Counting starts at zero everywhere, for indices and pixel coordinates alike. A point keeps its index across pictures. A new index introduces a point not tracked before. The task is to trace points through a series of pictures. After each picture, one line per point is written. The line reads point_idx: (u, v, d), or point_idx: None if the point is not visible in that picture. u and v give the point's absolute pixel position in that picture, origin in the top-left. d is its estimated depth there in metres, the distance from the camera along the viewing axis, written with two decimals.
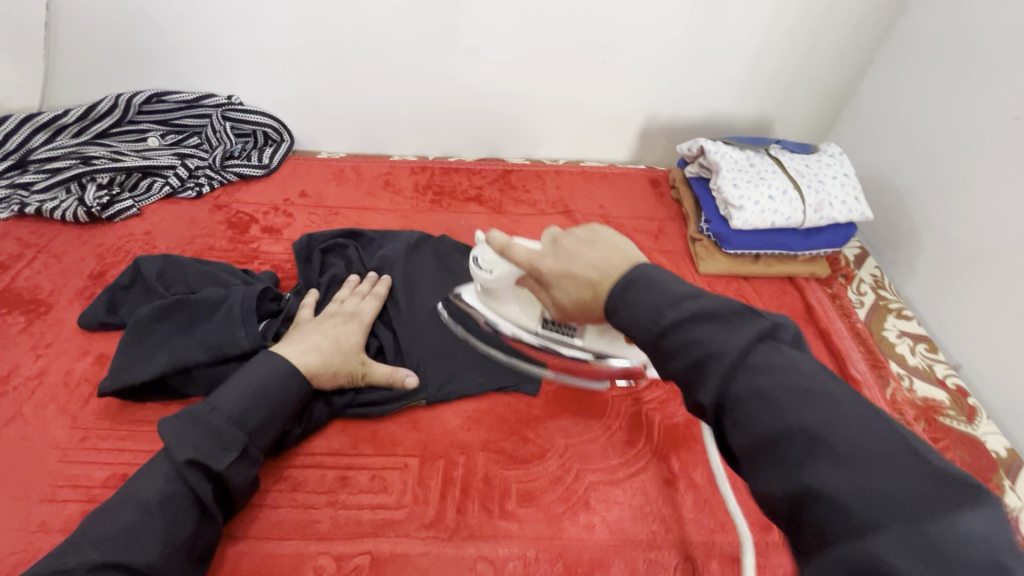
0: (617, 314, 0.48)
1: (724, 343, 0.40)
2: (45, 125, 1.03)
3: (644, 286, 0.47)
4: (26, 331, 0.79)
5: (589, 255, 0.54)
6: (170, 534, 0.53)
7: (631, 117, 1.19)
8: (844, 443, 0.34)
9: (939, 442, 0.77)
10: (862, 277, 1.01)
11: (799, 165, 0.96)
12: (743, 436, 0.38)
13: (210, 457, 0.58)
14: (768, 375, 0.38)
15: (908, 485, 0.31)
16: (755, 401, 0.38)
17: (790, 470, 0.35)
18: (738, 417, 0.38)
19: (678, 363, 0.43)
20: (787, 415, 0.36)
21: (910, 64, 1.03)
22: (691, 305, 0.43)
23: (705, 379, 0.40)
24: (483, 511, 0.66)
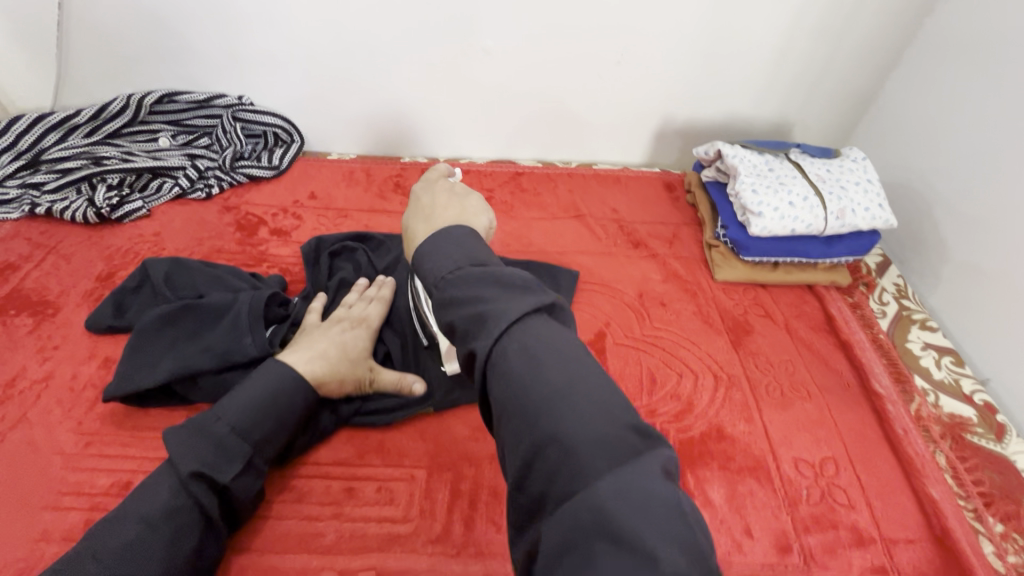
0: (423, 260, 0.47)
1: (501, 309, 0.39)
2: (58, 124, 1.03)
3: (458, 237, 0.47)
4: (34, 333, 0.79)
5: (440, 199, 0.60)
6: (175, 549, 0.52)
7: (646, 119, 1.16)
8: (589, 416, 0.34)
9: (967, 462, 0.74)
10: (885, 286, 0.98)
11: (820, 170, 0.93)
12: (502, 400, 0.36)
13: (216, 470, 0.56)
14: (532, 337, 0.38)
15: (610, 410, 0.35)
16: (522, 357, 0.37)
17: (531, 426, 0.35)
18: (504, 376, 0.37)
19: (457, 316, 0.41)
20: (552, 393, 0.35)
21: (936, 66, 1.00)
22: (479, 269, 0.43)
23: (479, 332, 0.39)
24: (492, 527, 0.64)
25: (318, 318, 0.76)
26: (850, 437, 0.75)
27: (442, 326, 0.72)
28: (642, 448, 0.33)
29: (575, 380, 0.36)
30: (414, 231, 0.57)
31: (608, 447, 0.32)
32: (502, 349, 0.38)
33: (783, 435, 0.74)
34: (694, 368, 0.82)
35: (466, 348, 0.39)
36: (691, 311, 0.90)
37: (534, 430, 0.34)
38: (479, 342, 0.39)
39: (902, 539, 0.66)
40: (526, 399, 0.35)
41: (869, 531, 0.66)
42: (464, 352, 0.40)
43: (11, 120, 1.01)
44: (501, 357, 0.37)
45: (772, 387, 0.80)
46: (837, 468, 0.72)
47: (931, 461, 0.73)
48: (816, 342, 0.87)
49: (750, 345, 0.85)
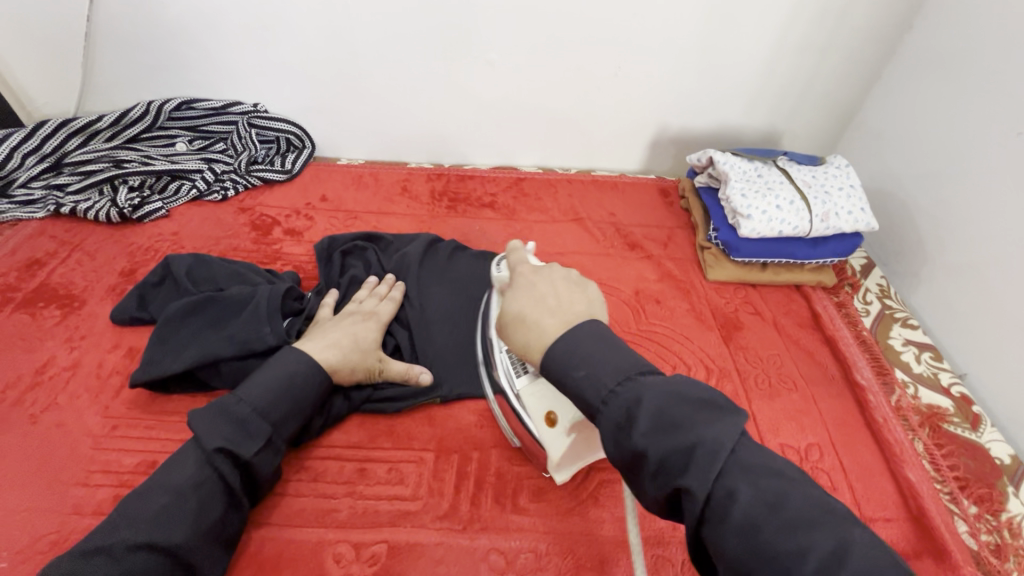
0: (569, 372, 0.50)
1: (711, 440, 0.42)
2: (80, 129, 1.08)
3: (605, 346, 0.50)
4: (61, 325, 0.83)
5: (562, 287, 0.58)
6: (199, 519, 0.56)
7: (642, 129, 1.22)
8: (844, 544, 0.37)
9: (943, 449, 0.78)
10: (868, 287, 1.03)
11: (806, 177, 0.98)
12: (734, 549, 0.39)
13: (238, 447, 0.60)
14: (750, 466, 0.41)
15: (793, 492, 0.41)
16: (760, 506, 0.39)
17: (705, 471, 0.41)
18: (727, 521, 0.40)
19: (653, 448, 0.43)
20: (773, 516, 0.39)
21: (914, 80, 1.06)
22: (646, 396, 0.46)
23: (687, 468, 0.42)
24: (496, 505, 0.68)
25: (331, 312, 0.81)
26: (834, 425, 0.80)
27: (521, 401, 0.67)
28: (864, 557, 0.36)
29: (822, 523, 0.38)
30: (543, 326, 0.54)
31: (859, 555, 0.36)
32: (726, 487, 0.41)
33: (771, 423, 0.79)
34: (687, 361, 0.86)
35: (671, 485, 0.42)
36: (684, 308, 0.95)
37: (791, 573, 0.36)
38: (692, 477, 0.41)
39: (881, 518, 0.70)
40: (757, 535, 0.38)
41: (851, 512, 0.70)
42: (665, 488, 0.43)
43: (36, 125, 1.05)
44: (726, 499, 0.40)
45: (761, 379, 0.84)
46: (822, 453, 0.76)
47: (909, 447, 0.78)
48: (803, 338, 0.92)
49: (740, 340, 0.90)
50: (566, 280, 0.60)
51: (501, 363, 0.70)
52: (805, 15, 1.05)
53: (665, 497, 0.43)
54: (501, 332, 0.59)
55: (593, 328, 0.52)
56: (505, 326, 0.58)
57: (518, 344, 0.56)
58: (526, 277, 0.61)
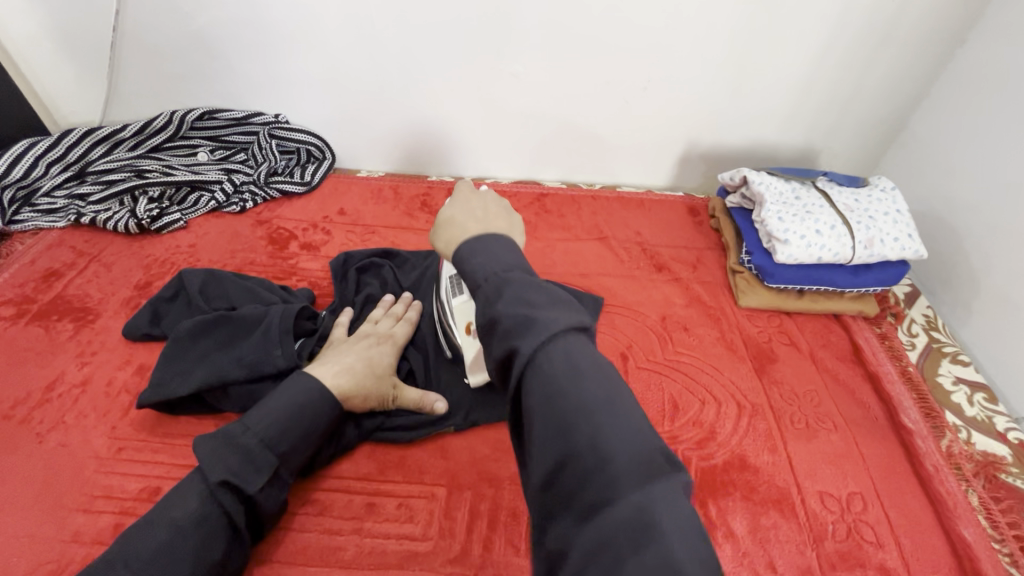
0: (467, 259, 0.47)
1: (547, 319, 0.40)
2: (104, 138, 1.08)
3: (508, 247, 0.48)
4: (74, 339, 0.82)
5: (492, 206, 0.57)
6: (201, 559, 0.53)
7: (671, 144, 1.17)
8: (636, 446, 0.35)
9: (1001, 503, 0.72)
10: (913, 317, 0.96)
11: (848, 200, 0.92)
12: (541, 420, 0.37)
13: (244, 480, 0.57)
14: (576, 354, 0.39)
15: (615, 437, 0.36)
16: (547, 402, 0.37)
17: (572, 445, 0.36)
18: (595, 470, 0.35)
19: (505, 314, 0.41)
20: (596, 403, 0.37)
21: (966, 97, 0.99)
22: (510, 281, 0.43)
23: (527, 333, 0.39)
24: (510, 550, 0.64)
25: (345, 333, 0.78)
26: (879, 471, 0.73)
27: (452, 312, 0.73)
28: (701, 544, 0.32)
29: (601, 439, 0.35)
30: (465, 228, 0.53)
31: (649, 465, 0.35)
32: (530, 359, 0.39)
33: (808, 466, 0.73)
34: (717, 394, 0.81)
35: (507, 346, 0.40)
36: (714, 336, 0.89)
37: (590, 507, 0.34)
38: (526, 340, 0.39)
39: None
40: (557, 399, 0.37)
41: (898, 571, 0.64)
42: (504, 350, 0.40)
43: (62, 134, 1.05)
44: (547, 359, 0.38)
45: (797, 418, 0.79)
46: (865, 503, 0.70)
47: (962, 500, 0.71)
48: (842, 373, 0.85)
49: (774, 373, 0.84)
50: (498, 204, 0.59)
51: (444, 283, 0.76)
52: (849, 27, 0.99)
53: (501, 363, 0.41)
54: (430, 236, 0.57)
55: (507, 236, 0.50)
56: (434, 227, 0.56)
57: (442, 244, 0.55)
58: (462, 191, 0.59)
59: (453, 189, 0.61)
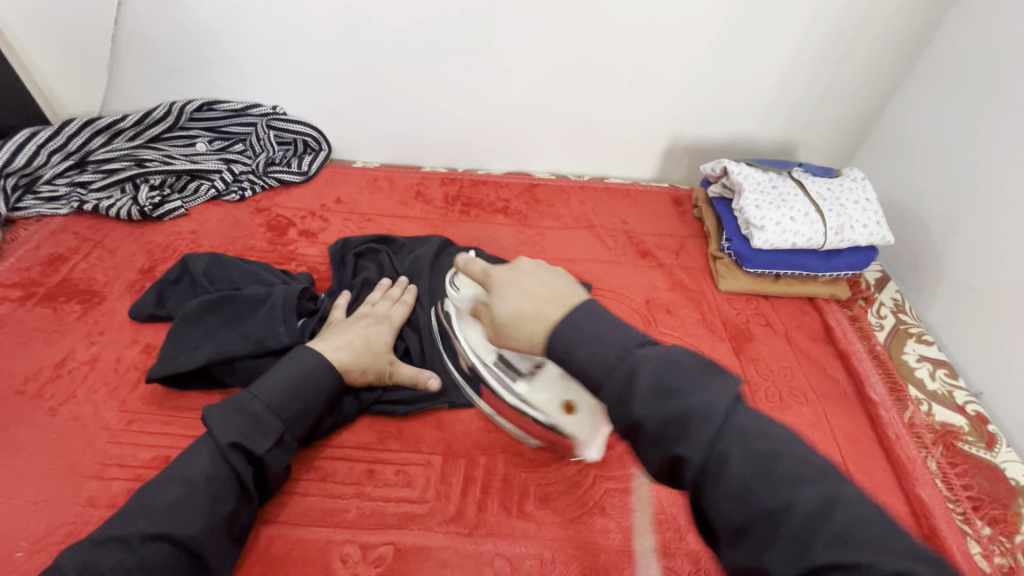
0: (571, 351, 0.51)
1: (707, 405, 0.43)
2: (105, 127, 1.10)
3: (596, 317, 0.52)
4: (81, 319, 0.85)
5: (545, 279, 0.61)
6: (213, 511, 0.57)
7: (656, 137, 1.22)
8: (838, 506, 0.38)
9: (958, 468, 0.77)
10: (882, 301, 1.02)
11: (821, 189, 0.97)
12: (726, 510, 0.40)
13: (252, 442, 0.61)
14: (747, 436, 0.42)
15: (783, 451, 0.42)
16: (759, 477, 0.40)
17: (700, 442, 0.42)
18: (724, 476, 0.41)
19: (647, 417, 0.44)
20: (777, 480, 0.40)
21: (932, 95, 1.05)
22: (638, 379, 0.46)
23: (686, 437, 0.43)
24: (502, 511, 0.68)
25: (344, 314, 0.82)
26: (846, 439, 0.79)
27: (527, 403, 0.72)
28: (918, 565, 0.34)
29: (826, 495, 0.39)
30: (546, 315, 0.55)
31: (888, 549, 0.35)
32: (719, 453, 0.42)
33: None
34: None
35: (670, 452, 0.43)
36: (696, 318, 0.94)
37: (801, 553, 0.36)
38: (691, 446, 0.42)
39: None
40: (753, 493, 0.40)
41: None
42: (665, 454, 0.44)
43: (63, 123, 1.08)
44: (724, 461, 0.41)
45: (771, 392, 0.84)
46: None
47: (922, 465, 0.77)
48: (814, 350, 0.91)
49: (751, 351, 0.90)
50: (550, 273, 0.62)
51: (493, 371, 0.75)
52: (823, 26, 1.04)
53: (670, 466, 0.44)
54: (499, 333, 0.61)
55: (589, 303, 0.54)
56: (505, 326, 0.59)
57: (524, 338, 0.57)
58: (504, 277, 0.64)
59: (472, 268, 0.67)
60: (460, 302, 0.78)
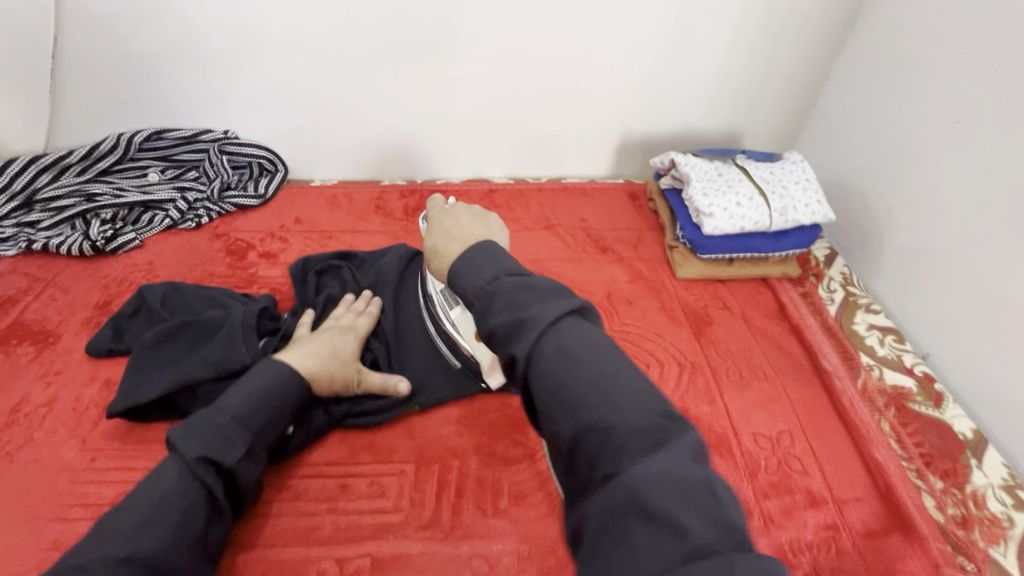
0: (458, 277, 0.52)
1: (538, 316, 0.45)
2: (49, 165, 1.08)
3: (485, 252, 0.52)
4: (36, 361, 0.83)
5: (465, 220, 0.65)
6: (186, 527, 0.56)
7: (608, 135, 1.25)
8: (631, 417, 0.41)
9: (909, 427, 0.81)
10: (832, 276, 1.06)
11: (764, 173, 1.01)
12: (545, 395, 0.44)
13: (222, 455, 0.60)
14: (585, 345, 0.45)
15: (612, 370, 0.44)
16: (561, 364, 0.44)
17: (528, 343, 0.45)
18: (543, 372, 0.44)
19: (498, 323, 0.47)
20: (599, 400, 0.42)
21: (862, 76, 1.10)
22: (500, 300, 0.48)
23: (517, 338, 0.46)
24: (477, 511, 0.69)
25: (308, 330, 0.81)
26: (804, 409, 0.82)
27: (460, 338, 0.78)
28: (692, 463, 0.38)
29: (620, 402, 0.42)
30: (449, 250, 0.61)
31: (659, 446, 0.39)
32: (523, 353, 0.45)
33: (743, 413, 0.81)
34: (660, 357, 0.89)
35: (506, 352, 0.46)
36: (656, 306, 0.97)
37: (598, 461, 0.40)
38: (523, 346, 0.45)
39: (851, 498, 0.72)
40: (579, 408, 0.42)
41: (822, 494, 0.72)
42: (504, 357, 0.47)
43: (5, 163, 1.05)
44: (540, 357, 0.45)
45: (732, 371, 0.87)
46: (792, 439, 0.78)
47: (876, 427, 0.80)
48: (770, 328, 0.94)
49: (711, 334, 0.93)
50: (473, 215, 0.67)
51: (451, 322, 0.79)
52: (754, 19, 1.09)
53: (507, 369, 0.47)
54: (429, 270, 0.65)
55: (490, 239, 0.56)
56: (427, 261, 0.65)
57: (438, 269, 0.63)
58: (437, 217, 0.67)
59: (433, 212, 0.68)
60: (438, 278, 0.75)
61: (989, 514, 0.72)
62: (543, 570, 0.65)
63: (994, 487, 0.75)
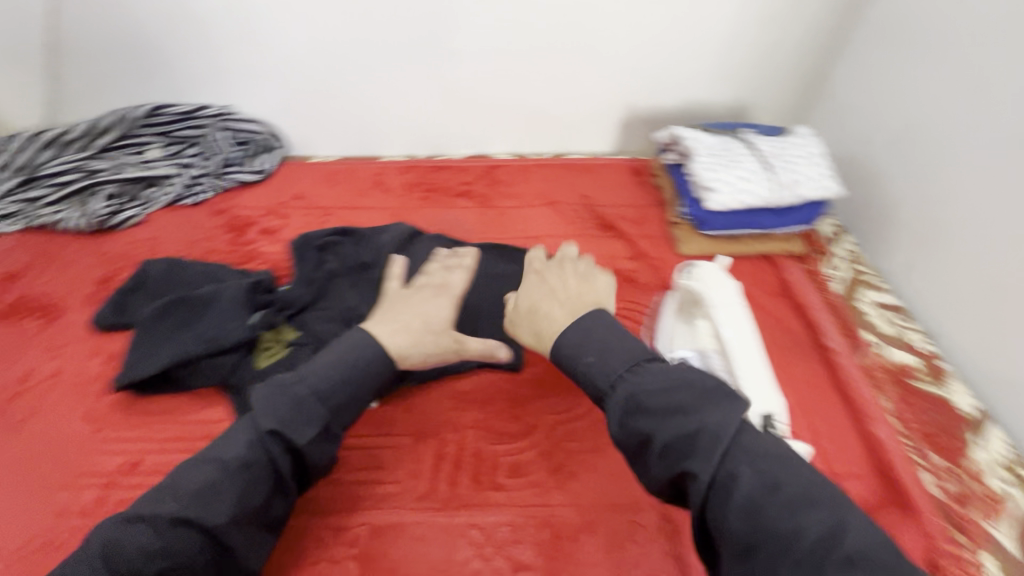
0: (579, 357, 0.60)
1: (715, 425, 0.49)
2: (52, 141, 1.08)
3: (613, 331, 0.61)
4: (41, 334, 0.85)
5: (573, 283, 0.71)
6: (244, 499, 0.56)
7: (613, 110, 1.23)
8: (848, 530, 0.45)
9: (910, 404, 0.81)
10: (838, 254, 1.05)
11: (771, 148, 1.00)
12: (741, 531, 0.46)
13: (294, 430, 0.59)
14: (754, 454, 0.48)
15: (807, 483, 0.48)
16: (770, 491, 0.47)
17: (710, 457, 0.48)
18: (727, 499, 0.47)
19: (661, 432, 0.50)
20: (806, 514, 0.46)
21: (876, 47, 1.07)
22: (648, 403, 0.52)
23: (695, 453, 0.48)
24: (475, 484, 0.70)
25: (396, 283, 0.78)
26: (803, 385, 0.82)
27: None
28: None
29: (829, 518, 0.46)
30: (554, 314, 0.66)
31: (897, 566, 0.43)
32: (729, 472, 0.48)
33: None
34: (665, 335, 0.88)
35: (682, 467, 0.49)
36: (657, 284, 0.97)
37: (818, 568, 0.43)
38: (696, 464, 0.48)
39: (850, 474, 0.72)
40: (727, 520, 0.46)
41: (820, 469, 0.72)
42: (675, 469, 0.49)
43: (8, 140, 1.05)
44: (729, 479, 0.47)
45: None
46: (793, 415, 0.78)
47: (875, 404, 0.79)
48: (773, 305, 0.93)
49: None
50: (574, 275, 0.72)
51: None
52: None
53: (673, 479, 0.50)
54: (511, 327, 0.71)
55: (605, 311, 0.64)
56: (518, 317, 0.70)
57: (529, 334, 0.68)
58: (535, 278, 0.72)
59: (534, 265, 0.75)
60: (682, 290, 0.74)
61: (986, 490, 0.72)
62: (538, 541, 0.65)
63: (992, 463, 0.75)
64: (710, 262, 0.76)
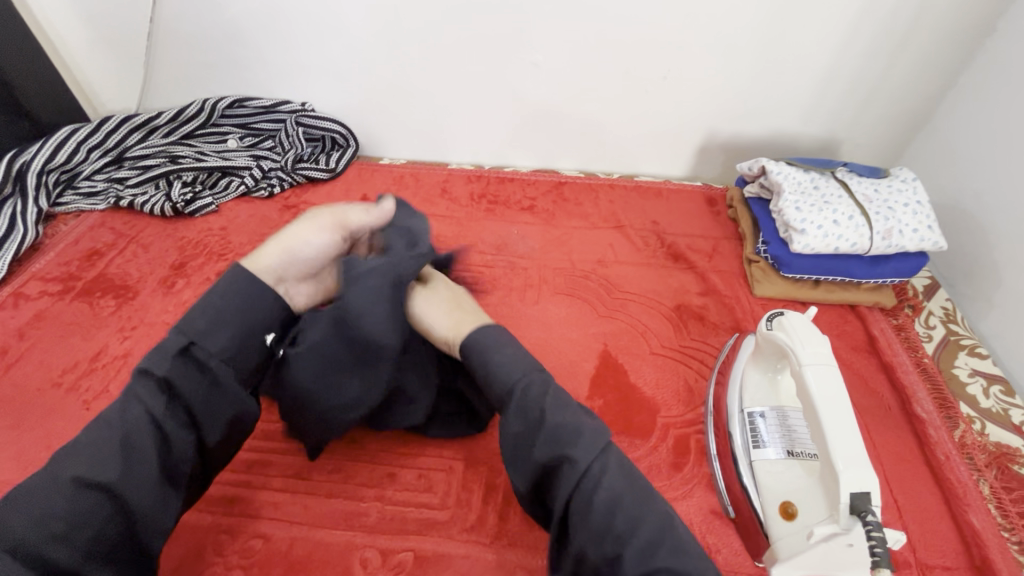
0: (489, 359, 0.56)
1: (589, 437, 0.50)
2: (140, 125, 1.12)
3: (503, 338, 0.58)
4: (117, 314, 0.88)
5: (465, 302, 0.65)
6: (128, 453, 0.49)
7: (691, 133, 1.17)
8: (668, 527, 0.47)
9: (1013, 493, 0.72)
10: (932, 309, 0.96)
11: (868, 190, 0.93)
12: (592, 518, 0.47)
13: (158, 368, 0.51)
14: (613, 463, 0.50)
15: (634, 488, 0.49)
16: (610, 491, 0.48)
17: (586, 455, 0.49)
18: (591, 497, 0.48)
19: (551, 423, 0.51)
20: (624, 507, 0.48)
21: (994, 87, 0.97)
22: (547, 404, 0.52)
23: (577, 454, 0.49)
24: (525, 522, 0.67)
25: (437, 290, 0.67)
26: (886, 457, 0.75)
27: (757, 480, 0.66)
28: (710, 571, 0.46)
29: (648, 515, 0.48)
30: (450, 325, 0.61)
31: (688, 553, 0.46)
32: (591, 472, 0.49)
33: None
34: None
35: (562, 453, 0.49)
36: (728, 325, 0.91)
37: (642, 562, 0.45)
38: (576, 449, 0.49)
39: (939, 566, 0.65)
40: (591, 512, 0.48)
41: (905, 556, 0.65)
42: (552, 462, 0.50)
43: (101, 121, 1.09)
44: (593, 477, 0.48)
45: None
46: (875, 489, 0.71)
47: (973, 489, 0.72)
48: (856, 362, 0.86)
49: None
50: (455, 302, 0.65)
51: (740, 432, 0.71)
52: (874, 17, 0.98)
53: (548, 464, 0.50)
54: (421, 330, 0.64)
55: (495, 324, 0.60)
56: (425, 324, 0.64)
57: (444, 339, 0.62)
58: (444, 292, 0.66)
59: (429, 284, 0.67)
60: (768, 342, 0.71)
61: None
62: None
63: None
64: (800, 313, 0.70)
